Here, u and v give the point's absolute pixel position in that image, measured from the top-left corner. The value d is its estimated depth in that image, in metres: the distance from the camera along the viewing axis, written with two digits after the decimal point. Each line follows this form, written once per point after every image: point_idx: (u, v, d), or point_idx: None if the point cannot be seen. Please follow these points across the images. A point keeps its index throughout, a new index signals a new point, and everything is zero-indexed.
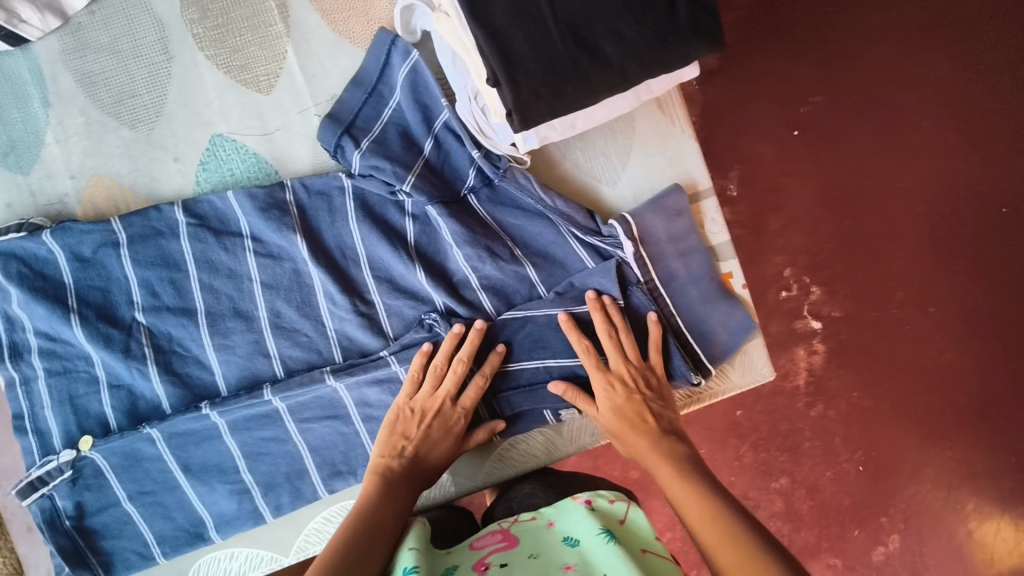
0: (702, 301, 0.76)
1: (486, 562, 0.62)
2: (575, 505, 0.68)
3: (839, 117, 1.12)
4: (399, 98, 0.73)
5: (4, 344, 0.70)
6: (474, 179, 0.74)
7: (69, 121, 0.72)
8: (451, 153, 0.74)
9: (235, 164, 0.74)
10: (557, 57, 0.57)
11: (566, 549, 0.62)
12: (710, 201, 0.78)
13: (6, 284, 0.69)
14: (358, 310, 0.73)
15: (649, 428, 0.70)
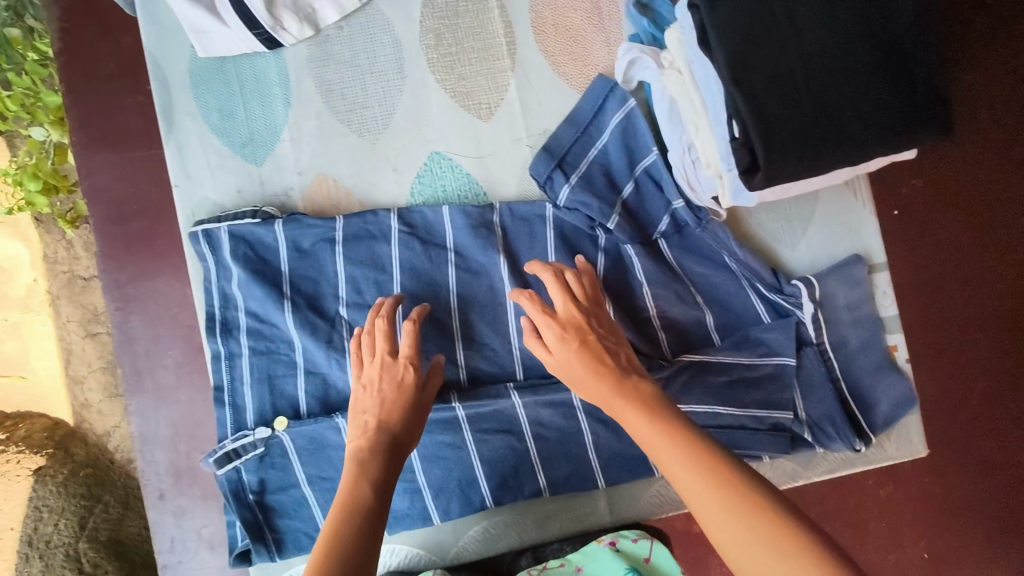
0: (869, 370, 0.80)
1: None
2: (598, 547, 0.70)
3: (939, 204, 1.01)
4: (608, 140, 0.78)
5: (217, 318, 0.75)
6: (666, 225, 0.79)
7: (304, 121, 0.77)
8: (648, 199, 0.78)
9: (447, 181, 0.78)
10: (807, 127, 0.61)
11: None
12: (883, 274, 0.82)
13: (231, 263, 0.73)
14: None
15: (617, 370, 0.62)
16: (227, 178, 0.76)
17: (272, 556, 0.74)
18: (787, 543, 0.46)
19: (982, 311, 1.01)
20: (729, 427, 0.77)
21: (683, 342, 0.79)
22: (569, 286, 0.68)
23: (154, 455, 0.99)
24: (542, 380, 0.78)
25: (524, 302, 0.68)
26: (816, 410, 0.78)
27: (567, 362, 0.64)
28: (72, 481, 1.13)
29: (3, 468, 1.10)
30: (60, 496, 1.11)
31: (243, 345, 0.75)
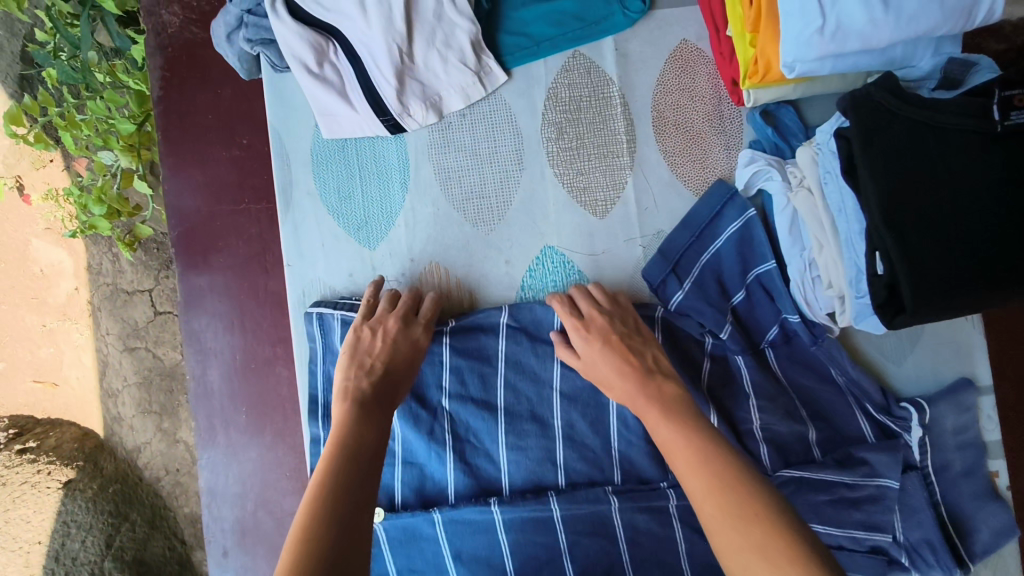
0: (972, 497, 0.78)
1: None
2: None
3: None
4: (722, 246, 0.77)
5: (320, 402, 0.74)
6: (774, 332, 0.78)
7: (421, 208, 0.77)
8: (759, 306, 0.78)
9: (558, 277, 0.77)
10: (958, 274, 0.60)
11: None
12: (989, 397, 0.79)
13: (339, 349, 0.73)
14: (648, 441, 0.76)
15: (640, 369, 0.66)
16: (341, 261, 0.76)
17: None
18: (772, 544, 0.47)
19: None
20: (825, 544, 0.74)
21: (784, 455, 0.75)
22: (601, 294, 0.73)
23: (221, 512, 0.97)
24: (640, 487, 0.75)
25: (558, 304, 0.72)
26: (914, 534, 0.76)
27: (595, 362, 0.68)
28: (101, 497, 1.23)
29: (37, 479, 1.21)
30: (89, 511, 1.21)
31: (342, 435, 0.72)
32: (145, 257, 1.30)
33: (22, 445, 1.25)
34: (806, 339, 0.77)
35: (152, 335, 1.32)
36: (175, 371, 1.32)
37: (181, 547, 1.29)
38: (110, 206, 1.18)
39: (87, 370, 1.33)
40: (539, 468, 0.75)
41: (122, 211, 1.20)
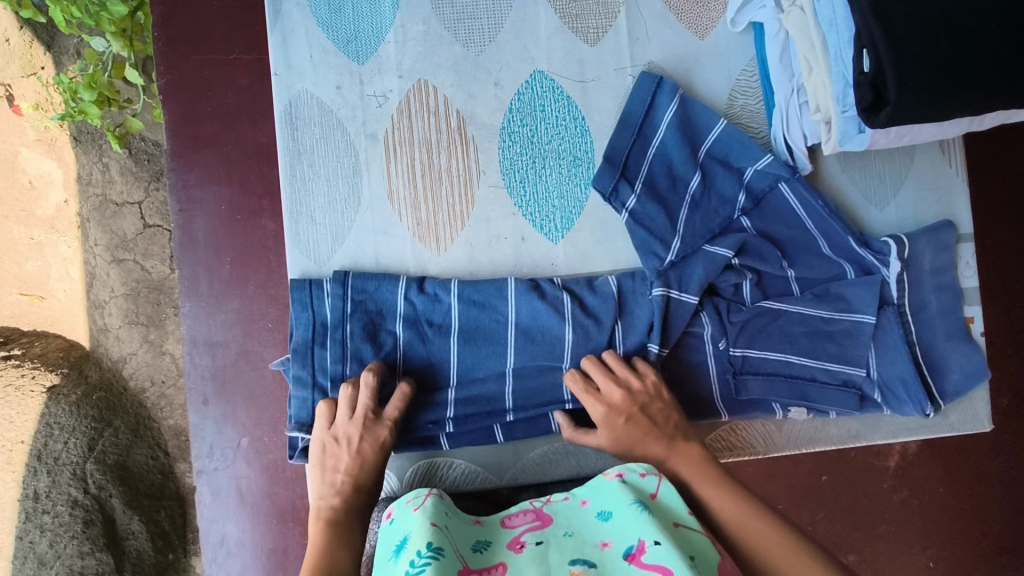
0: (946, 339, 0.79)
1: (521, 541, 0.56)
2: (606, 482, 0.61)
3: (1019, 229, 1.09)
4: (666, 130, 0.75)
5: (331, 336, 0.71)
6: (743, 203, 0.76)
7: (411, 26, 0.76)
8: (715, 188, 0.76)
9: (546, 102, 0.77)
10: (944, 69, 0.60)
11: (602, 526, 0.56)
12: (969, 244, 0.81)
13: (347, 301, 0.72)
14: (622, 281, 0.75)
15: (667, 433, 0.68)
16: (329, 74, 0.75)
17: None
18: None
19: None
20: (798, 374, 0.76)
21: (762, 288, 0.77)
22: (618, 376, 0.69)
23: (201, 359, 0.98)
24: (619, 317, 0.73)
25: (576, 391, 0.70)
26: (887, 371, 0.77)
27: (619, 437, 0.68)
28: (84, 402, 1.14)
29: (19, 382, 1.13)
30: (72, 415, 1.12)
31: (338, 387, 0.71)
32: (134, 166, 1.17)
33: (7, 351, 1.17)
34: (785, 173, 0.75)
35: (141, 248, 1.18)
36: (165, 284, 1.18)
37: (165, 457, 1.17)
38: (102, 94, 1.07)
39: (76, 283, 1.21)
40: (518, 294, 0.73)
41: (115, 100, 1.10)
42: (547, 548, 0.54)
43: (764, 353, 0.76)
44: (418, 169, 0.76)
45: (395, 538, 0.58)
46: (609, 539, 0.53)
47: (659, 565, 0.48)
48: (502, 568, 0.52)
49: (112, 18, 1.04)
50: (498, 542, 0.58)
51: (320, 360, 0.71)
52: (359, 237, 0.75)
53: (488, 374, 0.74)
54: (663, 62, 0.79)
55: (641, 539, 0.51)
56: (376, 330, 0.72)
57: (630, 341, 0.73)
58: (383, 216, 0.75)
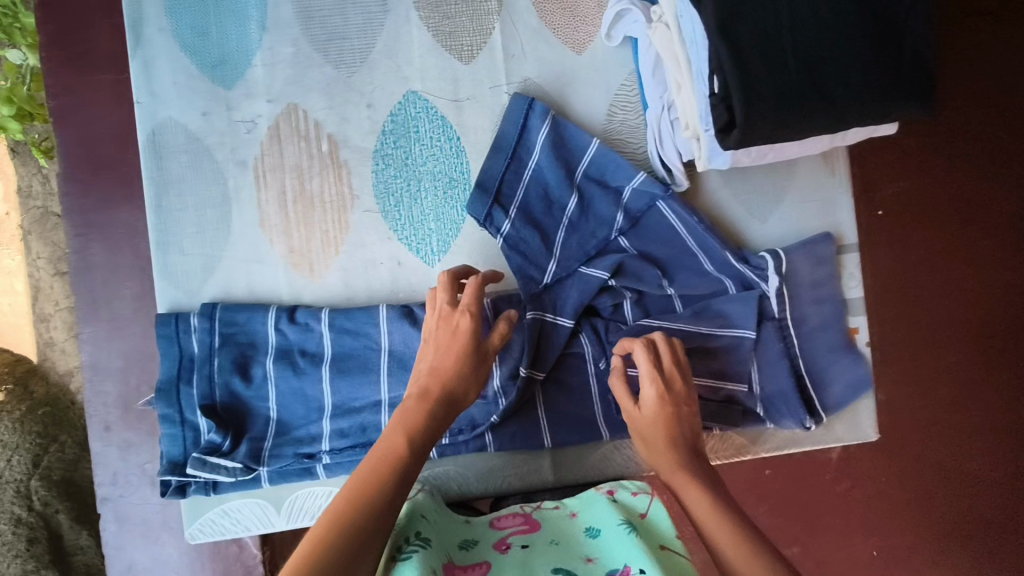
0: (827, 351, 0.81)
1: (507, 542, 0.65)
2: (597, 498, 0.72)
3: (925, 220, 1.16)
4: (539, 154, 0.75)
5: (200, 375, 0.71)
6: (620, 224, 0.76)
7: (279, 48, 0.74)
8: (591, 211, 0.76)
9: (420, 122, 0.76)
10: (790, 89, 0.60)
11: (588, 542, 0.63)
12: (853, 255, 0.82)
13: (216, 338, 0.72)
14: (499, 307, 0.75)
15: (681, 443, 0.67)
16: (195, 100, 0.74)
17: (207, 491, 0.73)
18: None
19: (952, 317, 1.08)
20: None
21: (644, 306, 0.77)
22: (667, 357, 0.70)
23: (103, 386, 0.96)
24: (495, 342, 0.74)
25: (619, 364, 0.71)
26: (769, 385, 0.78)
27: (650, 428, 0.68)
28: (29, 418, 1.03)
29: None
30: (14, 433, 1.01)
31: (208, 421, 0.70)
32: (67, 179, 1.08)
33: None
34: (658, 192, 0.75)
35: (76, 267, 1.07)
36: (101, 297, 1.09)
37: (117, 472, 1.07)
38: (22, 108, 0.98)
39: (19, 297, 1.09)
40: (391, 321, 0.73)
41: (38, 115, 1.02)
42: (531, 551, 0.62)
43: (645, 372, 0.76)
44: (290, 195, 0.74)
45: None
46: (595, 556, 0.60)
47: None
48: (485, 565, 0.60)
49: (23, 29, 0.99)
50: (487, 540, 0.66)
51: (187, 398, 0.71)
52: (230, 267, 0.74)
53: (368, 400, 0.74)
54: (539, 79, 0.77)
55: (626, 564, 0.56)
56: (247, 364, 0.72)
57: (503, 371, 0.73)
58: (254, 244, 0.74)
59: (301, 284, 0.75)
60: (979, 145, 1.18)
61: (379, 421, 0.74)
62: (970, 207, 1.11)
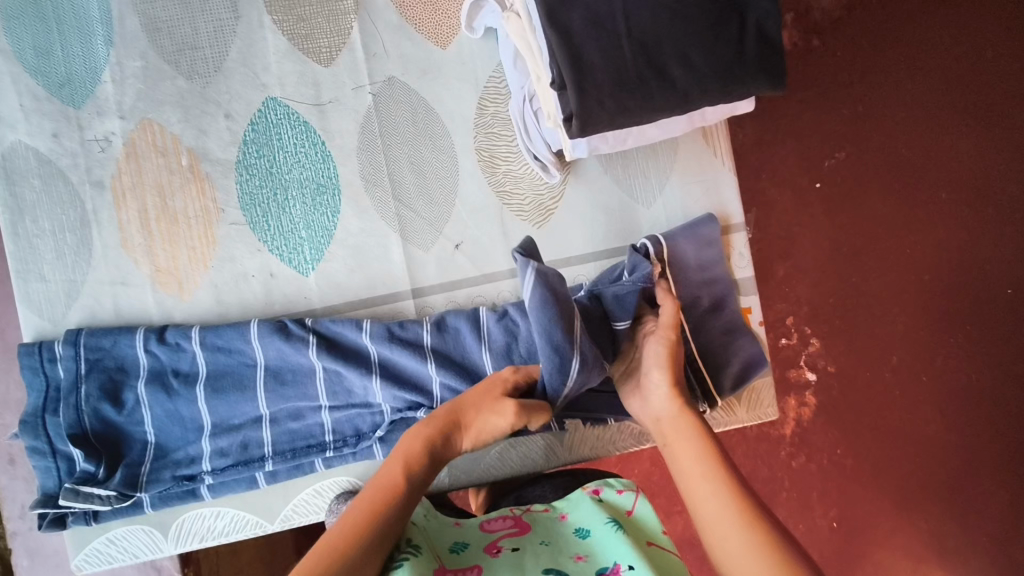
0: (721, 333, 0.78)
1: (499, 545, 0.60)
2: (583, 497, 0.67)
3: (839, 188, 1.17)
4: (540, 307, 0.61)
5: (68, 403, 0.69)
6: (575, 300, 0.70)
7: (129, 63, 0.73)
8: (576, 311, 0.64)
9: (283, 129, 0.74)
10: (625, 73, 0.58)
11: (578, 541, 0.61)
12: (741, 234, 0.81)
13: (82, 364, 0.69)
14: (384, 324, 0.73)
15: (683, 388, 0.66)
16: (42, 121, 0.71)
17: (87, 521, 0.70)
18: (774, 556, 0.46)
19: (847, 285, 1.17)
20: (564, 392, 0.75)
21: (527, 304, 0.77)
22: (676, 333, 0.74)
23: None
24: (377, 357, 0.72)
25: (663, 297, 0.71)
26: None
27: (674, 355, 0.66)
28: None
29: None
30: None
31: (77, 451, 0.68)
32: None
33: None
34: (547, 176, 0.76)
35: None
36: None
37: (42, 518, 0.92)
38: None
39: None
40: (263, 336, 0.71)
41: None
42: (523, 553, 0.59)
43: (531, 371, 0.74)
44: (150, 212, 0.72)
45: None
46: (585, 554, 0.59)
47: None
48: (478, 569, 0.56)
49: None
50: (476, 544, 0.61)
51: (55, 427, 0.69)
52: (94, 290, 0.72)
53: (249, 415, 0.72)
54: (404, 76, 0.76)
55: (616, 561, 0.56)
56: (119, 390, 0.70)
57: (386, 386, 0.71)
58: (117, 265, 0.72)
59: (168, 303, 0.73)
60: (895, 110, 1.18)
61: (260, 438, 0.72)
62: (864, 175, 1.18)
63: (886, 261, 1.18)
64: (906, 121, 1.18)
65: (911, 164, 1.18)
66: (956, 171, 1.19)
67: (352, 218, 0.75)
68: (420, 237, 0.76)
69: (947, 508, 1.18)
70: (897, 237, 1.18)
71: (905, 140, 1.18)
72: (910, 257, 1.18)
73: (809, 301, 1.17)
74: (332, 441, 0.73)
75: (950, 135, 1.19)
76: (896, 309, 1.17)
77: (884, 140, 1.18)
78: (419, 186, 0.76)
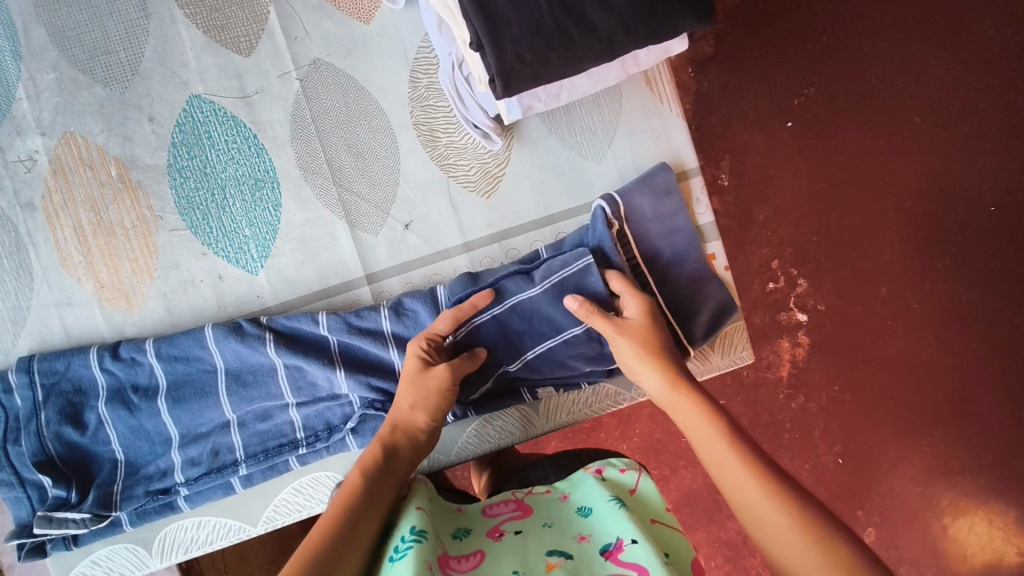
0: (687, 281, 0.76)
1: (501, 530, 0.59)
2: (586, 477, 0.66)
3: (808, 119, 1.14)
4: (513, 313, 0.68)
5: (28, 430, 0.67)
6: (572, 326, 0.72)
7: (41, 76, 0.70)
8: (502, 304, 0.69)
9: (211, 127, 0.72)
10: (544, 23, 0.56)
11: (580, 521, 0.58)
12: (698, 179, 0.78)
13: (38, 389, 0.68)
14: (344, 317, 0.71)
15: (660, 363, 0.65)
16: None
17: (67, 545, 0.69)
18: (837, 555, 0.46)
19: (827, 218, 1.15)
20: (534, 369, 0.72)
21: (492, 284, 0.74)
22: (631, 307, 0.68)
23: None
24: (337, 354, 0.70)
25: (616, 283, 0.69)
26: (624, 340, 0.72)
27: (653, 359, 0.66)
28: None
29: None
30: None
31: (45, 478, 0.67)
32: None
33: None
34: (491, 144, 0.74)
35: None
36: None
37: None
38: None
39: None
40: (219, 340, 0.69)
41: None
42: (525, 535, 0.56)
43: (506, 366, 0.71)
44: (87, 227, 0.71)
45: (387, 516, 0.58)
46: (587, 534, 0.56)
47: (632, 562, 0.50)
48: (479, 555, 0.54)
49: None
50: (478, 529, 0.60)
51: (19, 456, 0.67)
52: (41, 314, 0.70)
53: (215, 421, 0.70)
54: (329, 57, 0.73)
55: (619, 537, 0.53)
56: (80, 410, 0.69)
57: (352, 381, 0.69)
58: (61, 286, 0.71)
59: (117, 317, 0.71)
60: (858, 33, 1.14)
61: (230, 444, 0.70)
62: (834, 105, 1.14)
63: (864, 189, 1.15)
64: (871, 43, 1.14)
65: (880, 87, 1.15)
66: (927, 89, 1.15)
67: (295, 210, 0.73)
68: (367, 221, 0.74)
69: (953, 430, 1.18)
70: (872, 164, 1.15)
71: (871, 62, 1.14)
72: (889, 184, 1.15)
73: (791, 241, 1.14)
74: (303, 438, 0.71)
75: (918, 52, 1.15)
76: (878, 237, 1.16)
77: (851, 65, 1.14)
78: (360, 168, 0.74)
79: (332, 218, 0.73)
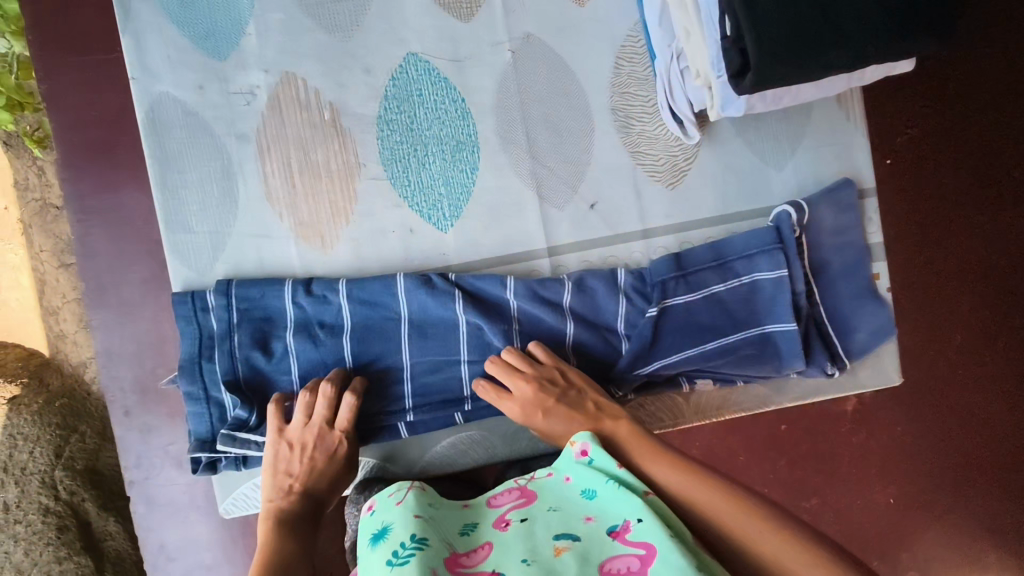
0: (850, 298, 0.78)
1: (507, 519, 0.53)
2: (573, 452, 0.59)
3: None
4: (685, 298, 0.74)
5: (221, 350, 0.70)
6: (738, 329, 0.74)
7: (271, 15, 0.73)
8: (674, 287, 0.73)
9: (422, 85, 0.74)
10: (802, 26, 0.57)
11: (584, 502, 0.53)
12: (874, 199, 0.80)
13: (236, 312, 0.70)
14: (531, 287, 0.72)
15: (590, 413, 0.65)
16: (187, 72, 0.72)
17: (237, 466, 0.71)
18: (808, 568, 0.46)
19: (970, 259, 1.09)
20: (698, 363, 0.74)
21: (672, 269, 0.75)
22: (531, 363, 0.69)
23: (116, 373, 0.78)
24: (519, 321, 0.73)
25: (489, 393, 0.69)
26: (792, 344, 0.74)
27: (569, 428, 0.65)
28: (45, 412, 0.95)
29: None
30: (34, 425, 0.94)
31: (232, 396, 0.69)
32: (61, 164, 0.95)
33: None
34: (686, 138, 0.76)
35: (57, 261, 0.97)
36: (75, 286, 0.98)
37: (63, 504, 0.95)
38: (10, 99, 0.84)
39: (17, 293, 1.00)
40: (408, 290, 0.71)
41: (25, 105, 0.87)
42: (531, 524, 0.51)
43: (666, 360, 0.74)
44: (295, 166, 0.73)
45: (373, 526, 0.52)
46: (594, 513, 0.51)
47: (640, 541, 0.46)
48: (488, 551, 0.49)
49: (3, 15, 0.81)
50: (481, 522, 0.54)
51: (209, 373, 0.70)
52: (240, 242, 0.73)
53: (390, 367, 0.72)
54: (542, 33, 0.76)
55: (626, 517, 0.49)
56: (268, 339, 0.71)
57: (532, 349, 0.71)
58: (261, 217, 0.73)
59: (308, 254, 0.74)
60: None
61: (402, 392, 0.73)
62: None
63: None
64: None
65: None
66: None
67: (489, 175, 0.75)
68: (556, 196, 0.76)
69: None
70: None
71: None
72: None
73: None
74: (470, 395, 0.73)
75: None
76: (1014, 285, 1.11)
77: None
78: (555, 144, 0.76)
79: (523, 188, 0.75)
